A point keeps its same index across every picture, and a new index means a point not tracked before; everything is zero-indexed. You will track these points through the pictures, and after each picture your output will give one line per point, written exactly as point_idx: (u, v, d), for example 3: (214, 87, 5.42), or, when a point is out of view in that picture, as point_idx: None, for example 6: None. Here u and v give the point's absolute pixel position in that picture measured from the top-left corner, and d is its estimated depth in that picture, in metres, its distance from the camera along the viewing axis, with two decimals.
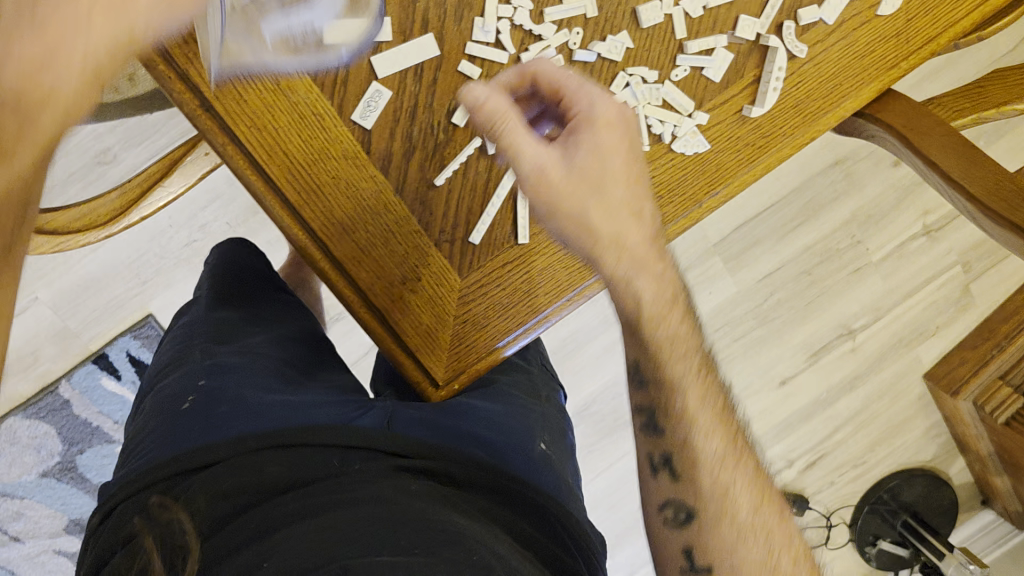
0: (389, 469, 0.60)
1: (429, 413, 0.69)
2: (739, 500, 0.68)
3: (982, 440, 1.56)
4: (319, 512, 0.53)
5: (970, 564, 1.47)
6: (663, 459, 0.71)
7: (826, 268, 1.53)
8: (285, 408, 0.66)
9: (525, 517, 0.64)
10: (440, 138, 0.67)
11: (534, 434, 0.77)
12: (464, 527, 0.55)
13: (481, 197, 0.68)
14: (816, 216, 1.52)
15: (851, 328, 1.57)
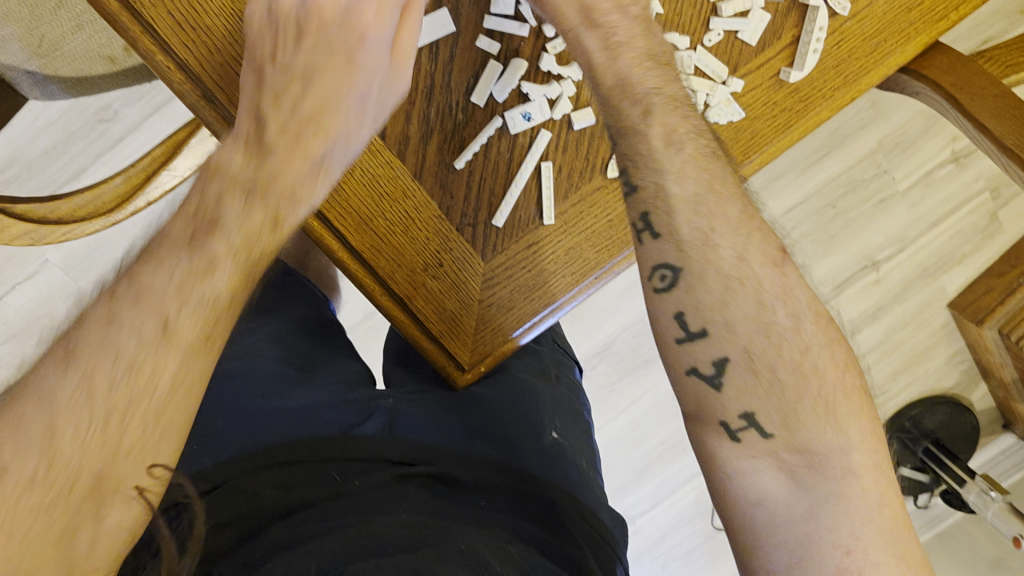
0: (392, 477, 0.72)
1: (435, 416, 0.83)
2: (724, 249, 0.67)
3: (1005, 367, 1.54)
4: (327, 520, 0.65)
5: (992, 492, 1.45)
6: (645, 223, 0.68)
7: (850, 200, 1.49)
8: (285, 417, 0.79)
9: (528, 510, 0.74)
10: (459, 118, 0.71)
11: (547, 423, 0.88)
12: (456, 533, 0.65)
13: (504, 176, 0.72)
14: (838, 147, 1.47)
15: (875, 260, 1.53)
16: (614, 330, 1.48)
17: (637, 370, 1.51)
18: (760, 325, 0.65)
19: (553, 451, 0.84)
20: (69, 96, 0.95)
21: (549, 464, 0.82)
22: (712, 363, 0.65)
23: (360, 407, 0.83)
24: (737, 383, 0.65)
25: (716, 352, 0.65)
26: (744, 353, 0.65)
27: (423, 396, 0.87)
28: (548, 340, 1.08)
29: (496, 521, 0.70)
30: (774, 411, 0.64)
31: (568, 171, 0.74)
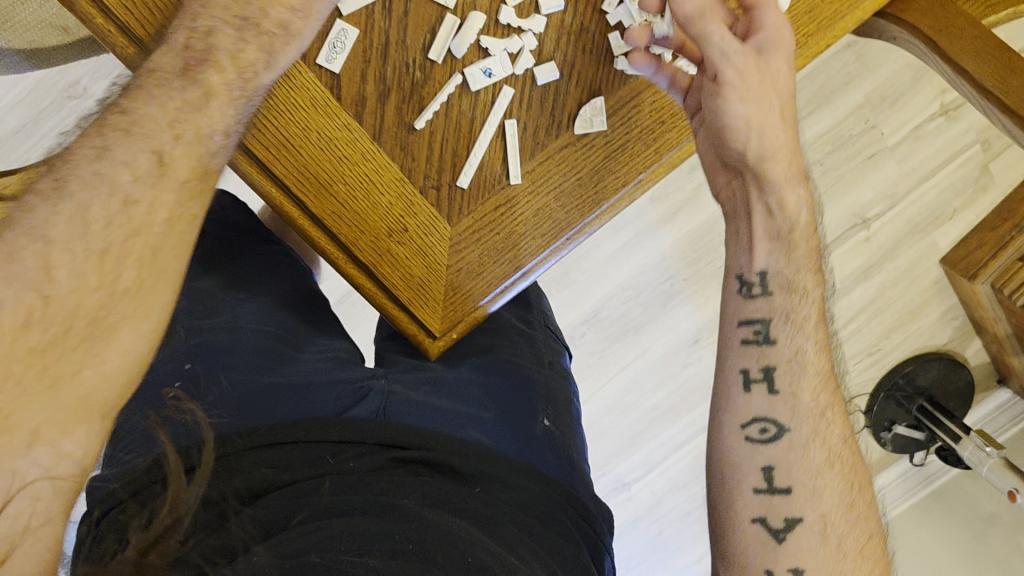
0: (386, 461, 0.70)
1: (425, 405, 0.81)
2: (830, 430, 0.73)
3: (998, 323, 1.53)
4: (332, 496, 0.65)
5: (987, 448, 1.45)
6: (763, 374, 0.74)
7: (837, 156, 1.47)
8: (274, 393, 0.75)
9: (519, 496, 0.73)
10: (417, 77, 0.71)
11: (537, 412, 0.88)
12: (459, 528, 0.64)
13: (466, 137, 0.73)
14: (824, 104, 1.45)
15: (865, 218, 1.52)
16: (601, 297, 1.47)
17: (627, 337, 1.49)
18: (842, 502, 0.72)
19: (544, 444, 0.84)
20: (30, 68, 0.94)
21: (536, 452, 0.82)
22: (783, 518, 0.71)
23: (354, 389, 0.80)
24: (802, 539, 0.70)
25: (793, 510, 0.71)
26: (821, 518, 0.71)
27: (416, 380, 0.85)
28: (540, 323, 1.05)
29: (494, 511, 0.69)
30: (825, 568, 0.69)
31: (534, 125, 0.74)
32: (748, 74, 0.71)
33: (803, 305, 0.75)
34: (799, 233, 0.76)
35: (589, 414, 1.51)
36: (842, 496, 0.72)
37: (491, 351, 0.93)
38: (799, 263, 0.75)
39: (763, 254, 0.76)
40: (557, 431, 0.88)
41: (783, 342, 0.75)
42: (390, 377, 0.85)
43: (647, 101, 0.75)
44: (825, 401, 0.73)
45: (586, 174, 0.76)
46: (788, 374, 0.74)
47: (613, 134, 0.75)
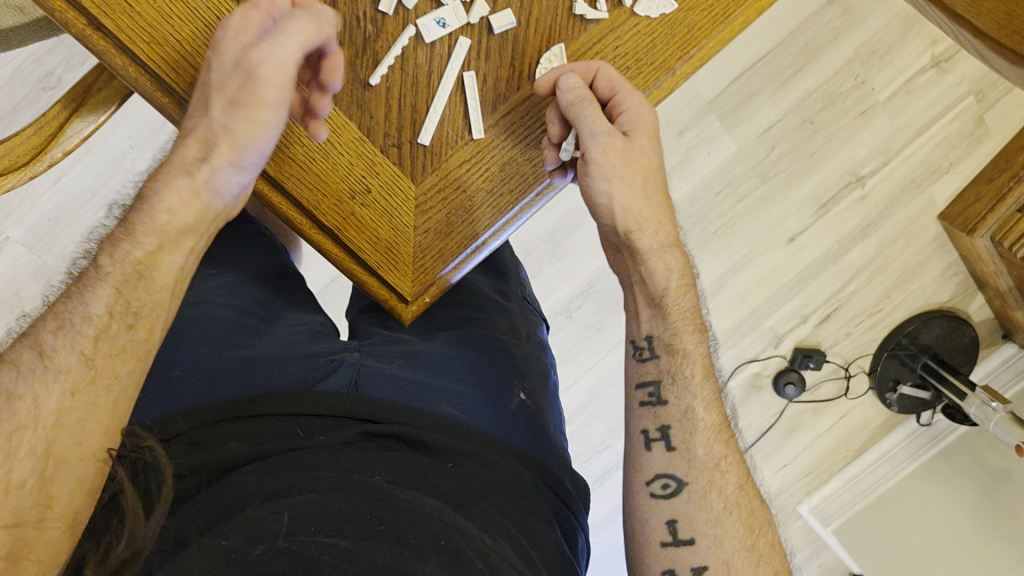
0: (356, 435, 0.69)
1: (400, 376, 0.79)
2: (729, 475, 0.75)
3: (1000, 277, 1.51)
4: (304, 473, 0.64)
5: (993, 403, 1.44)
6: (661, 433, 0.77)
7: (828, 114, 1.45)
8: (242, 366, 0.75)
9: (493, 470, 0.72)
10: (369, 31, 0.69)
11: (514, 384, 0.87)
12: (430, 507, 0.63)
13: (425, 91, 0.71)
14: (812, 62, 1.43)
15: (860, 175, 1.49)
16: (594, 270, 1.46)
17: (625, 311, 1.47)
18: (746, 548, 0.73)
19: (521, 416, 0.83)
20: None
21: (513, 424, 0.82)
22: (693, 569, 0.72)
23: (326, 360, 0.78)
24: None
25: (697, 561, 0.72)
26: (725, 564, 0.72)
27: (391, 354, 0.83)
28: (517, 297, 1.05)
29: (469, 493, 0.68)
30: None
31: (494, 78, 0.71)
32: (615, 152, 0.73)
33: (688, 365, 0.78)
34: (670, 296, 0.79)
35: (589, 388, 1.50)
36: (744, 539, 0.73)
37: (466, 324, 0.94)
38: (677, 325, 0.79)
39: (647, 319, 0.80)
40: (535, 405, 0.87)
41: (672, 404, 0.78)
42: (363, 349, 0.83)
43: (611, 47, 0.72)
44: (722, 452, 0.76)
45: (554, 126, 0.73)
46: (685, 432, 0.77)
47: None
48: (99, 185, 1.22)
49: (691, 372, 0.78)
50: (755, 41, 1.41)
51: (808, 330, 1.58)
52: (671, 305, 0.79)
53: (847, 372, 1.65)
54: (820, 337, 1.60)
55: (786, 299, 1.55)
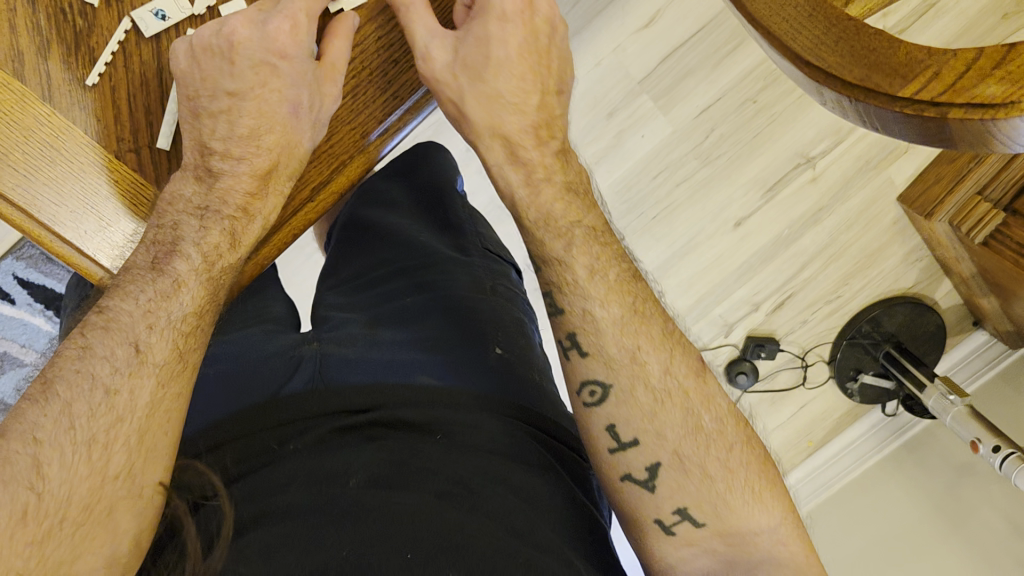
0: (328, 434, 0.56)
1: (368, 356, 0.63)
2: (649, 363, 0.63)
3: (961, 263, 1.43)
4: (272, 497, 0.51)
5: (951, 396, 1.36)
6: (571, 341, 0.65)
7: (772, 92, 1.36)
8: (208, 386, 0.63)
9: (493, 443, 0.57)
10: (81, 25, 0.64)
11: (488, 337, 0.66)
12: (405, 516, 0.49)
13: (156, 94, 0.65)
14: (749, 38, 1.34)
15: (809, 156, 1.41)
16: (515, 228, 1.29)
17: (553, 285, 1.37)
18: (690, 429, 0.62)
19: (498, 378, 0.63)
20: None
21: (505, 387, 0.62)
22: (647, 467, 0.61)
23: (284, 359, 0.63)
24: (669, 482, 0.61)
25: (649, 457, 0.61)
26: (676, 455, 0.61)
27: (353, 334, 0.65)
28: (480, 251, 0.77)
29: (462, 472, 0.53)
30: (707, 502, 0.60)
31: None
32: (439, 68, 0.65)
33: (567, 272, 0.65)
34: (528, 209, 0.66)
35: None
36: (685, 424, 0.62)
37: (426, 287, 0.70)
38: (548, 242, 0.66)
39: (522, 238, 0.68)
40: (519, 357, 0.66)
41: (569, 311, 0.65)
42: (322, 335, 0.66)
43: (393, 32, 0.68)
44: (636, 340, 0.63)
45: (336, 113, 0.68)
46: (591, 335, 0.64)
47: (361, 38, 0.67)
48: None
49: (574, 276, 0.65)
50: (689, 13, 1.32)
51: (760, 319, 1.50)
52: (527, 218, 0.66)
53: (803, 362, 1.56)
54: (774, 326, 1.52)
55: (733, 288, 1.48)
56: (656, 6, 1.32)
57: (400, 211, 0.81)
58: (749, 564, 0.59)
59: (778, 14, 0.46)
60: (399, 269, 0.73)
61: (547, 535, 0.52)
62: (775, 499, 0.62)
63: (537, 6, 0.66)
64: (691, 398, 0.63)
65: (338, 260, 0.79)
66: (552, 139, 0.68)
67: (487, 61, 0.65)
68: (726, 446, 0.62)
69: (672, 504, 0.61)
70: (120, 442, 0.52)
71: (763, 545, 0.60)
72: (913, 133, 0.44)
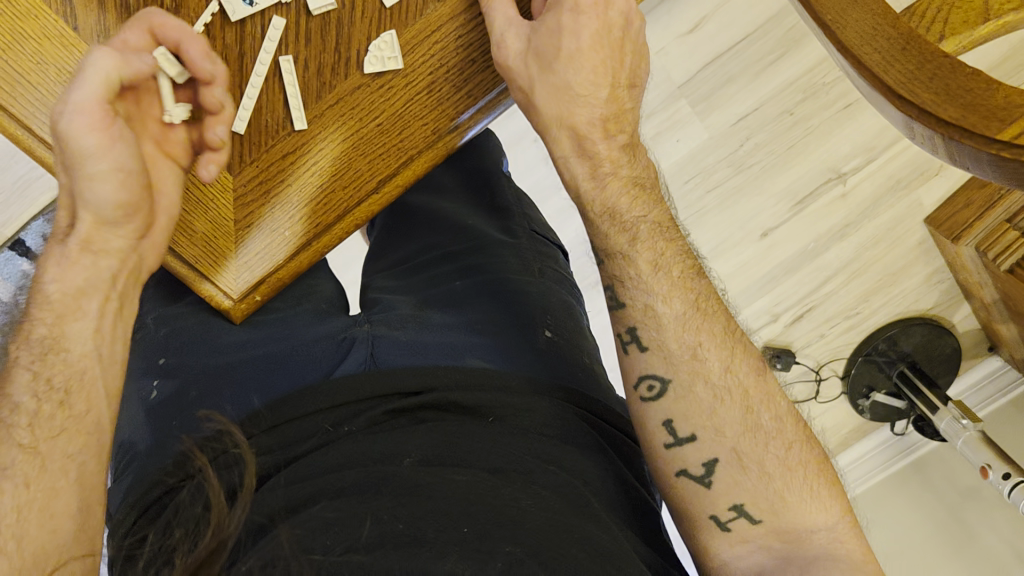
0: (381, 419, 0.56)
1: (421, 340, 0.62)
2: (709, 361, 0.62)
3: (984, 288, 1.40)
4: (324, 477, 0.51)
5: (963, 421, 1.34)
6: (631, 335, 0.64)
7: (810, 105, 1.36)
8: (258, 363, 0.63)
9: (546, 430, 0.57)
10: (167, 5, 0.63)
11: (536, 321, 0.66)
12: (462, 490, 0.50)
13: (236, 80, 0.64)
14: (793, 49, 1.34)
15: (841, 171, 1.40)
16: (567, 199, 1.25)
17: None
18: (747, 426, 0.61)
19: (547, 363, 0.63)
20: None
21: (555, 375, 0.62)
22: (703, 463, 0.61)
23: (334, 342, 0.63)
24: (724, 476, 0.61)
25: (707, 453, 0.61)
26: (734, 452, 0.61)
27: (402, 317, 0.65)
28: (526, 231, 0.77)
29: (512, 452, 0.54)
30: (762, 498, 0.60)
31: (317, 65, 0.65)
32: (509, 56, 0.63)
33: (630, 266, 0.64)
34: (586, 189, 0.66)
35: None
36: (740, 420, 0.61)
37: (475, 269, 0.70)
38: (609, 234, 0.65)
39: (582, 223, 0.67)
40: (568, 343, 0.66)
41: (630, 304, 0.64)
42: (373, 314, 0.67)
43: (450, 35, 0.64)
44: (697, 336, 0.63)
45: (387, 118, 0.65)
46: (652, 329, 0.63)
47: (416, 25, 0.64)
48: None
49: (637, 271, 0.64)
50: (734, 23, 1.32)
51: (778, 330, 1.48)
52: (589, 208, 0.66)
53: (818, 376, 1.50)
54: (789, 338, 1.49)
55: (756, 296, 1.47)
56: (701, 12, 1.32)
57: (447, 195, 0.80)
58: (805, 559, 0.58)
59: (868, 44, 0.48)
60: (448, 252, 0.73)
61: (597, 514, 0.53)
62: (834, 497, 0.61)
63: (615, 8, 0.63)
64: (753, 394, 0.62)
65: (386, 243, 0.79)
66: (620, 135, 0.66)
67: (559, 53, 0.63)
68: (784, 441, 0.61)
69: (728, 499, 0.60)
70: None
71: (819, 541, 0.59)
72: (989, 171, 0.46)
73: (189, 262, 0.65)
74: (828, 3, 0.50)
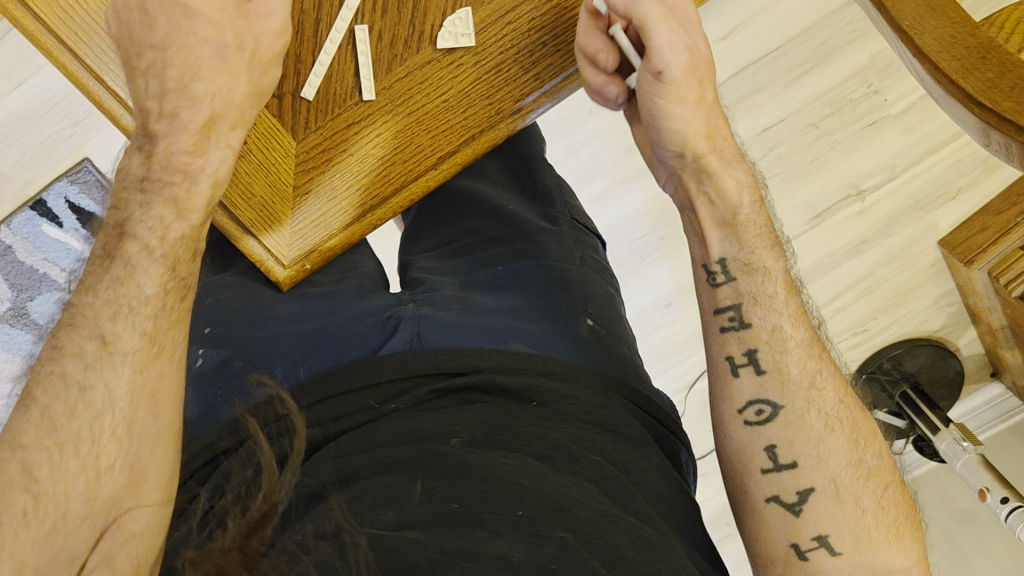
0: (428, 397, 0.56)
1: (466, 322, 0.63)
2: (826, 391, 0.65)
3: (993, 314, 1.38)
4: (376, 451, 0.52)
5: (963, 443, 1.30)
6: (748, 357, 0.66)
7: (836, 120, 1.37)
8: (302, 336, 0.63)
9: (588, 422, 0.57)
10: None
11: (578, 308, 0.66)
12: (510, 474, 0.51)
13: (311, 46, 0.66)
14: (823, 64, 1.34)
15: (860, 188, 1.40)
16: (608, 184, 1.25)
17: (647, 261, 1.27)
18: (853, 463, 0.63)
19: (589, 350, 0.63)
20: None
21: (595, 362, 0.63)
22: (797, 492, 0.63)
23: (379, 319, 0.63)
24: (818, 509, 0.62)
25: (803, 481, 0.63)
26: (832, 483, 0.62)
27: (448, 297, 0.66)
28: (568, 219, 0.78)
29: (558, 438, 0.55)
30: (848, 531, 0.61)
31: (390, 36, 0.67)
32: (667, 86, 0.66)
33: (769, 282, 0.67)
34: (742, 215, 0.69)
35: None
36: (851, 453, 0.63)
37: (521, 255, 0.71)
38: (753, 242, 0.68)
39: (719, 240, 0.69)
40: (609, 331, 0.67)
41: (757, 326, 0.67)
42: (417, 294, 0.67)
43: (524, 19, 0.67)
44: (817, 366, 0.66)
45: (453, 96, 0.68)
46: (774, 353, 0.66)
47: (484, 11, 0.67)
48: (61, 94, 1.20)
49: (774, 290, 0.67)
50: (766, 34, 1.32)
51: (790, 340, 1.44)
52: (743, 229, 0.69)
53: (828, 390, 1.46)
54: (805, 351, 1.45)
55: None
56: (739, 19, 1.32)
57: (488, 177, 0.80)
58: None
59: (948, 51, 0.48)
60: (491, 236, 0.74)
61: (640, 506, 0.54)
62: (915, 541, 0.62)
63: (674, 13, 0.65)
64: (861, 431, 0.65)
65: (424, 223, 0.79)
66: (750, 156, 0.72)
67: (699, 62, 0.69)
68: (882, 481, 0.63)
69: (795, 483, 0.63)
70: (107, 434, 0.51)
71: None
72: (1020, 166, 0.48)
73: (248, 228, 0.66)
74: (905, 7, 0.50)
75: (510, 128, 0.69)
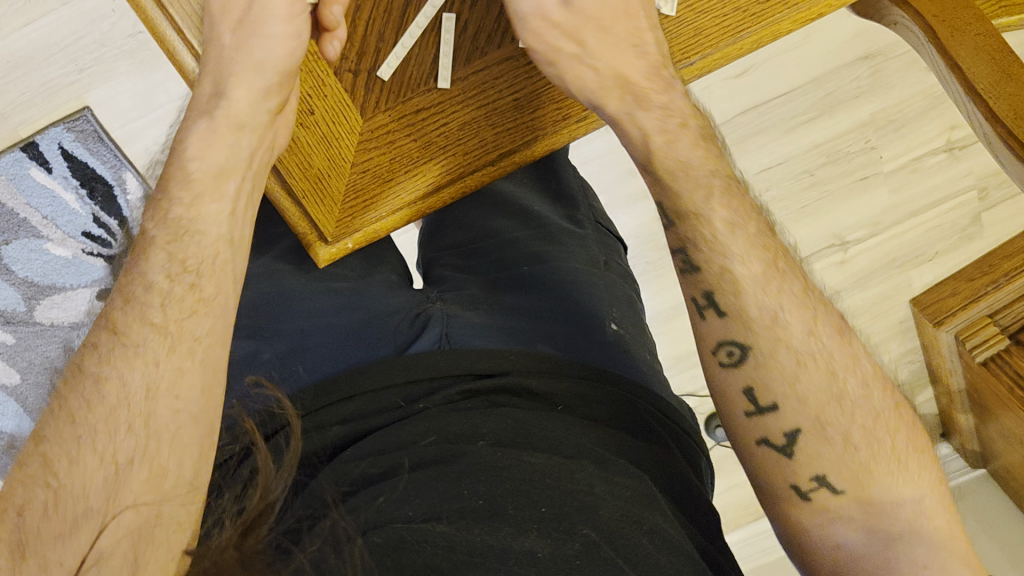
0: (456, 398, 0.59)
1: (496, 325, 0.66)
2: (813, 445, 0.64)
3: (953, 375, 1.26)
4: (403, 450, 0.54)
5: None
6: (705, 298, 0.65)
7: (831, 170, 1.38)
8: (329, 334, 0.66)
9: (612, 430, 0.60)
10: None
11: (604, 311, 0.70)
12: (536, 474, 0.53)
13: (395, 25, 0.67)
14: (827, 113, 1.37)
15: (844, 240, 1.39)
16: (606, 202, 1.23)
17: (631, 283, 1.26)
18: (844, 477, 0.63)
19: (609, 355, 0.66)
20: None
21: (617, 368, 0.66)
22: (785, 432, 0.61)
23: (409, 318, 0.66)
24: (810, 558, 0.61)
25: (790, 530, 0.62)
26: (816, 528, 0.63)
27: (473, 299, 0.69)
28: (592, 222, 0.83)
29: (580, 443, 0.57)
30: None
31: (474, 28, 0.67)
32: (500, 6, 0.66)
33: None
34: None
35: None
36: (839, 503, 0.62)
37: (543, 261, 0.73)
38: None
39: None
40: (628, 336, 0.70)
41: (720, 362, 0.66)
42: (444, 296, 0.70)
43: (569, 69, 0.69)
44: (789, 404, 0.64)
45: (524, 95, 0.68)
46: None
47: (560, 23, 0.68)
48: (69, 39, 1.17)
49: None
50: (771, 80, 1.36)
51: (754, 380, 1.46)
52: None
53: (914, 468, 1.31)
54: None
55: None
56: (751, 61, 1.35)
57: (517, 179, 0.83)
58: None
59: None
60: (518, 236, 0.76)
61: (664, 512, 0.55)
62: None
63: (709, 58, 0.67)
64: None
65: (443, 222, 0.80)
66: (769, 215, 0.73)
67: None
68: None
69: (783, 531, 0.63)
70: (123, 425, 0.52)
71: None
72: None
73: (302, 203, 0.67)
74: (980, 72, 0.61)
75: (569, 137, 0.70)
